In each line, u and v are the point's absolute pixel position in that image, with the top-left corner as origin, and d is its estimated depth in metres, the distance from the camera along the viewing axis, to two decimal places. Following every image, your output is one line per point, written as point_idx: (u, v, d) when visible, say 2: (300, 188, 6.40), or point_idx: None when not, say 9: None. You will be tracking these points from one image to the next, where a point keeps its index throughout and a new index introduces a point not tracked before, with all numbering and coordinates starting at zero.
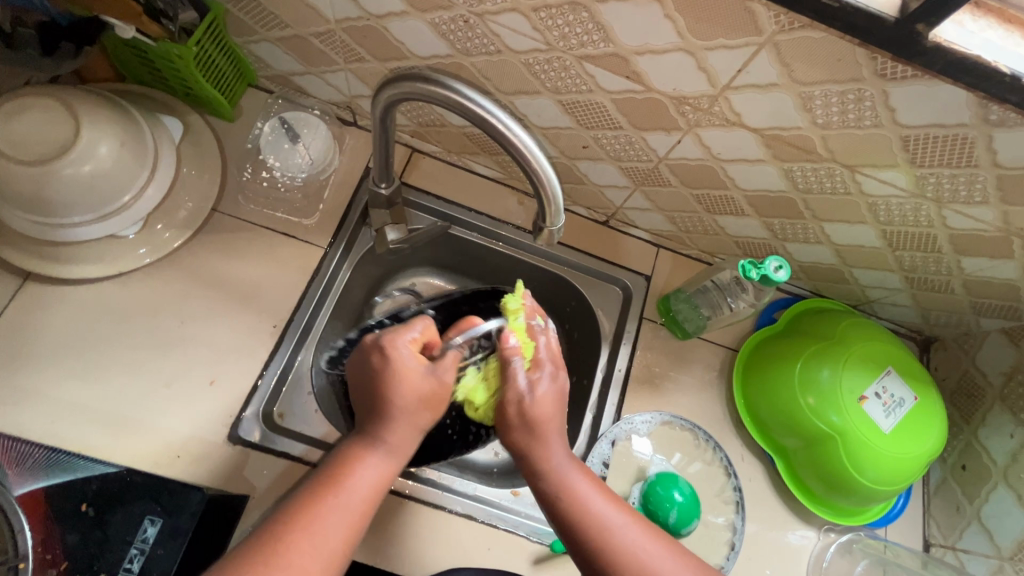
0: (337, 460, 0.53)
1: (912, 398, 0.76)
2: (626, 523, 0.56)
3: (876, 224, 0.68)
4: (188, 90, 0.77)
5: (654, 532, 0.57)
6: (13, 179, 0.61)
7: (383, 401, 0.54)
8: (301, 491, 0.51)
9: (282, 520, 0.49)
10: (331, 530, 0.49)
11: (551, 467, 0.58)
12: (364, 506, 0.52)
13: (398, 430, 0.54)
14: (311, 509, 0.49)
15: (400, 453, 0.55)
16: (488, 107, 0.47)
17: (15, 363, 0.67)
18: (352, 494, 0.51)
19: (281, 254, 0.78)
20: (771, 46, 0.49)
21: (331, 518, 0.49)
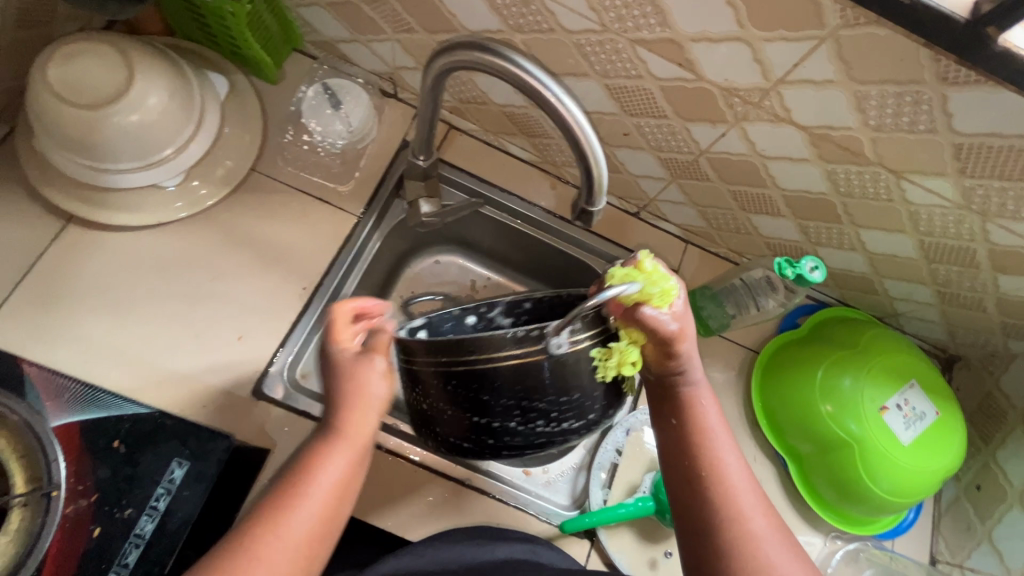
0: (302, 456, 0.51)
1: (934, 413, 0.76)
2: (744, 484, 0.54)
3: (914, 234, 0.67)
4: (236, 49, 0.78)
5: (754, 484, 0.55)
6: (64, 120, 0.62)
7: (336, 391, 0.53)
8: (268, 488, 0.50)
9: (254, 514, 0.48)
10: (298, 524, 0.48)
11: (698, 413, 0.57)
12: (332, 500, 0.50)
13: (353, 419, 0.52)
14: (275, 509, 0.48)
15: (362, 445, 0.53)
16: (545, 81, 0.47)
17: (54, 302, 0.69)
18: (315, 491, 0.49)
19: (315, 218, 0.79)
20: (832, 41, 0.48)
21: (297, 515, 0.48)
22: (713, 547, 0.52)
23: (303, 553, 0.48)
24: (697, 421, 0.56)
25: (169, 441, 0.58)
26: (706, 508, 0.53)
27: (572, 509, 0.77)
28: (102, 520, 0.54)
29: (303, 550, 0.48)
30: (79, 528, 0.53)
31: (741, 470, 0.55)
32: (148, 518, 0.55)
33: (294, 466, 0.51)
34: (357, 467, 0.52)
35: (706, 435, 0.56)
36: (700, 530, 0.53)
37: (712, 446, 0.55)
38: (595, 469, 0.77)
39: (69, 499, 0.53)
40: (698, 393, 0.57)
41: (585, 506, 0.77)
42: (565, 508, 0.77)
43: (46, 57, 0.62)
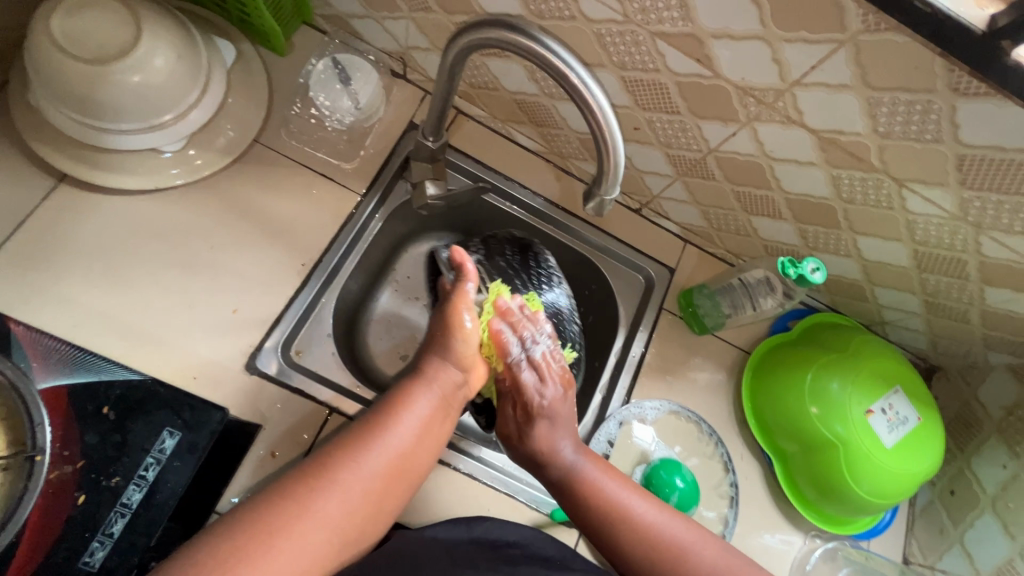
0: (388, 401, 0.56)
1: (916, 418, 0.78)
2: (607, 482, 0.62)
3: (909, 243, 0.69)
4: (244, 16, 0.76)
5: (618, 481, 0.62)
6: (66, 75, 0.60)
7: (424, 341, 0.64)
8: (350, 428, 0.53)
9: (334, 446, 0.51)
10: (380, 460, 0.51)
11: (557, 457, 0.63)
12: (415, 440, 0.54)
13: (432, 366, 0.60)
14: (356, 440, 0.51)
15: (440, 390, 0.59)
16: (571, 63, 0.47)
17: (42, 262, 0.67)
18: (400, 428, 0.54)
19: (317, 194, 0.78)
20: (851, 45, 0.49)
21: (379, 450, 0.51)
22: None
23: (376, 487, 0.50)
24: (596, 492, 0.61)
25: (155, 412, 0.56)
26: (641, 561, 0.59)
27: None
28: (88, 488, 0.52)
29: (378, 485, 0.50)
30: (62, 495, 0.51)
31: (651, 508, 0.61)
32: (136, 488, 0.53)
33: (381, 409, 0.55)
34: (435, 413, 0.57)
35: (606, 500, 0.61)
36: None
37: (620, 504, 0.60)
38: None
39: (53, 465, 0.51)
40: (549, 444, 0.64)
41: None
42: None
43: (49, 7, 0.60)
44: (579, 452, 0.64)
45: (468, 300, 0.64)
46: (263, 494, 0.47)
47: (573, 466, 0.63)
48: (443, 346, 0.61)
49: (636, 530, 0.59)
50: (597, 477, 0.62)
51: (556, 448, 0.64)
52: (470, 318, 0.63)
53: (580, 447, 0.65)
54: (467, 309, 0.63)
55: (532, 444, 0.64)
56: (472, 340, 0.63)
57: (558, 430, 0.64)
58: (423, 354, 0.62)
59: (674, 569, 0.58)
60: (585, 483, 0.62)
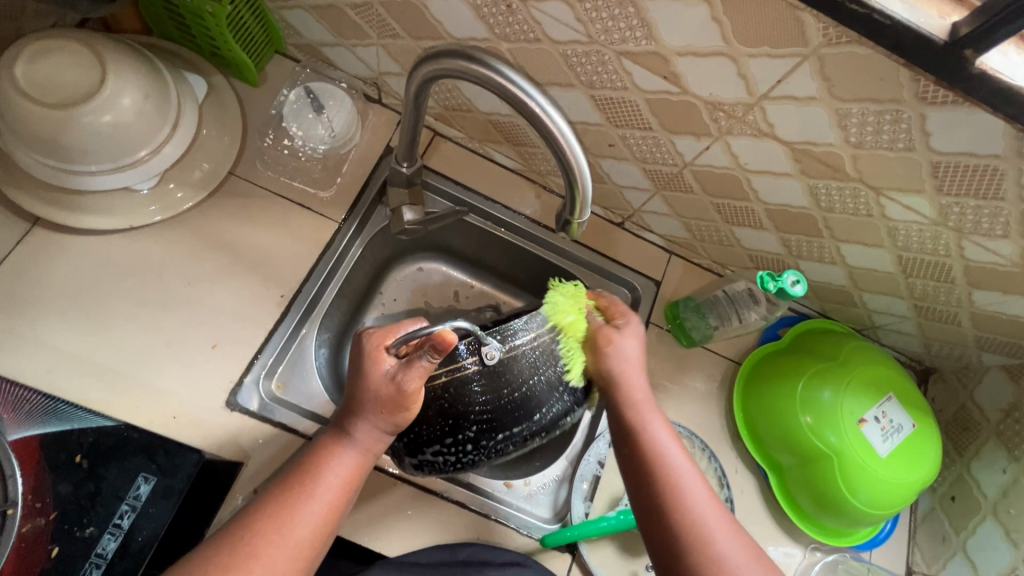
0: (305, 461, 0.57)
1: (910, 425, 0.76)
2: (685, 471, 0.58)
3: (892, 249, 0.68)
4: (214, 49, 0.76)
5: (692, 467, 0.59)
6: (33, 121, 0.60)
7: (355, 402, 0.57)
8: (274, 489, 0.55)
9: (256, 518, 0.52)
10: (302, 524, 0.53)
11: (649, 437, 0.60)
12: (338, 494, 0.56)
13: (362, 429, 0.57)
14: (279, 506, 0.53)
15: (367, 447, 0.58)
16: (530, 91, 0.47)
17: (16, 307, 0.66)
18: (317, 498, 0.54)
19: (294, 223, 0.78)
20: (815, 59, 0.48)
21: (299, 517, 0.53)
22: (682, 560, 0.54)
23: (298, 555, 0.52)
24: (661, 459, 0.59)
25: (129, 458, 0.55)
26: (664, 537, 0.56)
27: (555, 522, 0.77)
28: (62, 539, 0.51)
29: (300, 554, 0.52)
30: (37, 548, 0.50)
31: (707, 496, 0.57)
32: (111, 537, 0.52)
33: (303, 467, 0.56)
34: (360, 472, 0.57)
35: (671, 474, 0.58)
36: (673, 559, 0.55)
37: (680, 489, 0.57)
38: (577, 482, 0.77)
39: (25, 517, 0.51)
40: (646, 416, 0.62)
41: (567, 519, 0.76)
42: (547, 521, 0.76)
43: (13, 54, 0.60)
44: (657, 415, 0.63)
45: (422, 373, 0.56)
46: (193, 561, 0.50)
47: (645, 426, 0.61)
48: (376, 413, 0.57)
49: (681, 494, 0.56)
50: (663, 440, 0.60)
51: (648, 423, 0.61)
52: (413, 381, 0.56)
53: (656, 411, 0.63)
54: (415, 379, 0.56)
55: (620, 379, 0.63)
56: (413, 411, 0.57)
57: (643, 386, 0.64)
58: (350, 411, 0.57)
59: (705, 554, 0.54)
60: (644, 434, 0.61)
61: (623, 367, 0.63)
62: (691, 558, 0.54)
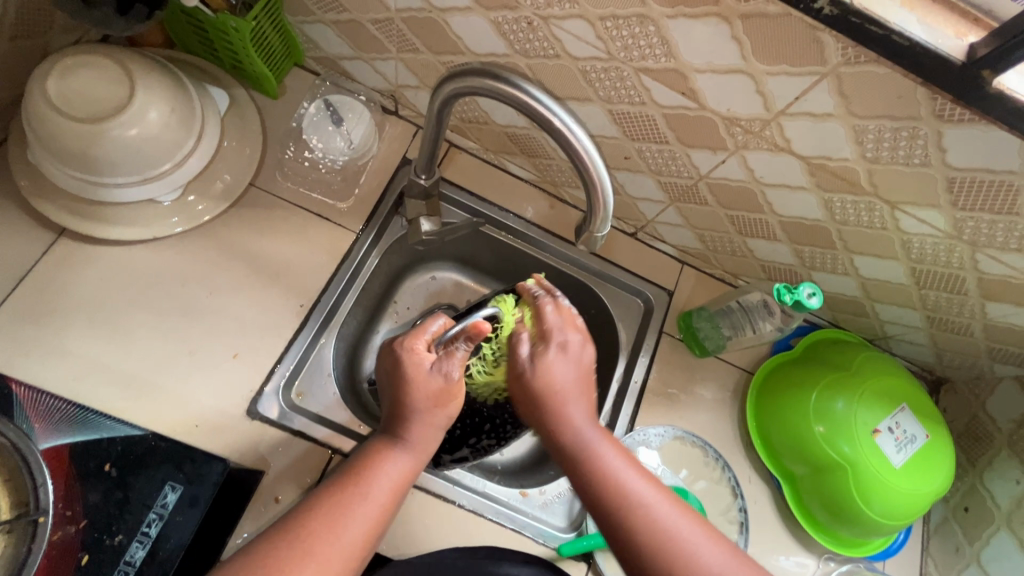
0: (359, 460, 0.58)
1: (923, 436, 0.77)
2: (641, 487, 0.56)
3: (906, 261, 0.69)
4: (236, 63, 0.78)
5: (652, 477, 0.58)
6: (63, 134, 0.61)
7: (403, 405, 0.59)
8: (331, 486, 0.55)
9: (312, 516, 0.52)
10: (357, 524, 0.53)
11: (581, 440, 0.59)
12: (393, 493, 0.56)
13: (417, 429, 0.58)
14: (337, 504, 0.53)
15: (421, 448, 0.59)
16: (554, 108, 0.48)
17: (42, 317, 0.67)
18: (373, 498, 0.55)
19: (313, 234, 0.79)
20: (833, 77, 0.49)
21: (355, 517, 0.53)
22: (648, 562, 0.53)
23: (353, 555, 0.52)
24: (608, 471, 0.57)
25: (156, 467, 0.56)
26: (623, 543, 0.54)
27: (570, 531, 0.77)
28: (91, 547, 0.52)
29: (355, 553, 0.52)
30: (66, 556, 0.51)
31: (663, 498, 0.56)
32: (139, 545, 0.53)
33: (358, 466, 0.57)
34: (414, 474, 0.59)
35: (621, 485, 0.56)
36: (637, 563, 0.54)
37: (626, 493, 0.55)
38: None
39: (56, 524, 0.51)
40: (581, 430, 0.59)
41: (582, 528, 0.77)
42: (562, 530, 0.77)
43: (45, 70, 0.62)
44: (597, 432, 0.59)
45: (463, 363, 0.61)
46: (247, 556, 0.49)
47: (593, 447, 0.58)
48: (427, 410, 0.59)
49: (635, 498, 0.55)
50: (608, 449, 0.58)
51: (568, 410, 0.60)
52: (456, 370, 0.60)
53: (596, 423, 0.60)
54: (459, 368, 0.61)
55: (556, 402, 0.60)
56: (459, 402, 0.61)
57: (575, 388, 0.61)
58: (401, 414, 0.59)
59: (672, 559, 0.53)
60: (592, 441, 0.58)
61: (552, 382, 0.61)
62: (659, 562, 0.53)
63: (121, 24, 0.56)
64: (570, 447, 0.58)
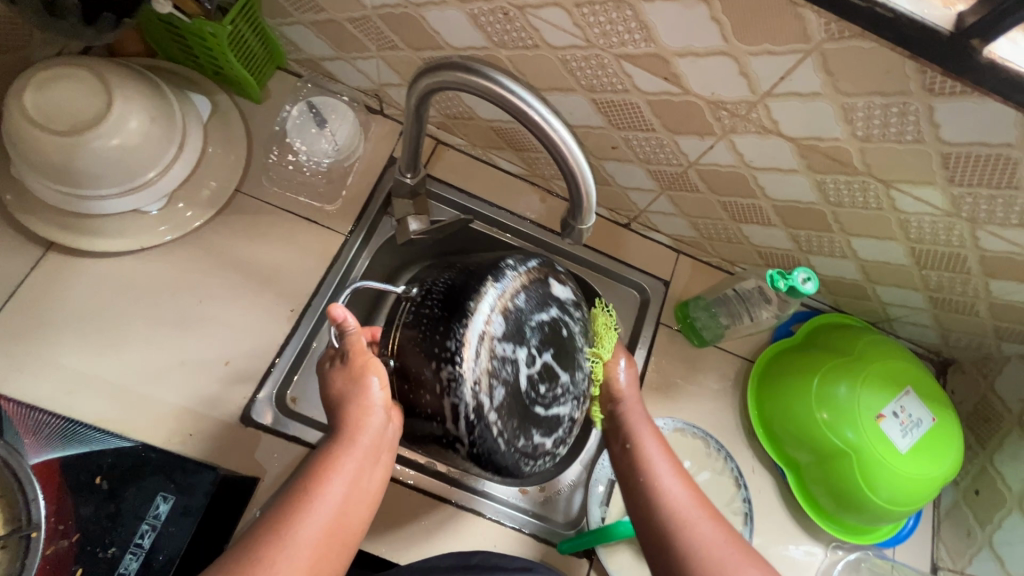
0: (312, 464, 0.54)
1: (929, 420, 0.75)
2: (682, 492, 0.61)
3: (905, 242, 0.67)
4: (217, 68, 0.77)
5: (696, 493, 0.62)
6: (42, 148, 0.61)
7: (335, 398, 0.58)
8: (280, 496, 0.52)
9: (260, 529, 0.49)
10: (310, 527, 0.50)
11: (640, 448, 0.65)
12: (345, 497, 0.53)
13: (354, 417, 0.56)
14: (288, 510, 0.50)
15: (371, 443, 0.56)
16: (529, 99, 0.47)
17: (33, 332, 0.67)
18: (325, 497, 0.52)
19: (301, 237, 0.78)
20: (817, 55, 0.48)
21: (306, 521, 0.50)
22: (668, 543, 0.59)
23: (310, 557, 0.49)
24: (649, 468, 0.63)
25: (147, 478, 0.55)
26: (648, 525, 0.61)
27: (570, 529, 0.77)
28: (84, 561, 0.52)
29: (312, 553, 0.49)
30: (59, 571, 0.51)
31: (686, 491, 0.62)
32: (133, 557, 0.53)
33: (308, 472, 0.53)
34: (368, 468, 0.56)
35: (660, 483, 0.62)
36: (658, 541, 0.59)
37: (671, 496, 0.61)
38: (592, 486, 0.78)
39: (49, 539, 0.51)
40: (642, 435, 0.66)
41: (582, 525, 0.77)
42: (562, 527, 0.76)
43: (22, 84, 0.61)
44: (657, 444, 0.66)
45: (361, 345, 0.58)
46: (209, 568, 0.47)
47: (641, 445, 0.65)
48: (358, 397, 0.57)
49: (665, 490, 0.61)
50: (651, 449, 0.65)
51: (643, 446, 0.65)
52: (374, 375, 0.57)
53: (652, 432, 0.67)
54: (376, 369, 0.57)
55: (626, 413, 0.67)
56: (379, 380, 0.57)
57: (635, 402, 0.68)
58: (337, 406, 0.57)
59: (692, 543, 0.58)
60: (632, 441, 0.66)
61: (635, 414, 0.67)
62: (677, 545, 0.58)
63: (90, 34, 0.52)
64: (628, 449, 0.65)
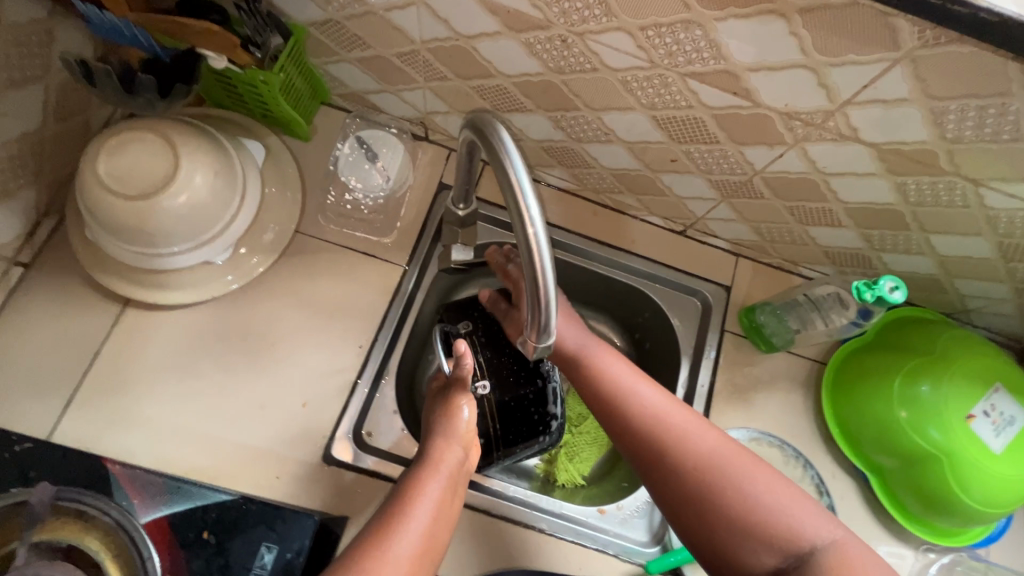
0: (399, 490, 0.59)
1: (1022, 417, 0.72)
2: (709, 445, 0.59)
3: (992, 236, 0.64)
4: (266, 111, 0.78)
5: (723, 444, 0.59)
6: (119, 214, 0.62)
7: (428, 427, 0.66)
8: (373, 520, 0.56)
9: (356, 548, 0.52)
10: (405, 535, 0.54)
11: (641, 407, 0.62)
12: (432, 512, 0.57)
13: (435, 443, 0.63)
14: (382, 528, 0.54)
15: (448, 467, 0.61)
16: (513, 154, 0.45)
17: (121, 388, 0.70)
18: (417, 518, 0.55)
19: (362, 273, 0.79)
20: (907, 62, 0.46)
21: (399, 537, 0.53)
22: (704, 498, 0.56)
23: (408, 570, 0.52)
24: (664, 427, 0.60)
25: (250, 530, 0.57)
26: (676, 488, 0.58)
27: (654, 545, 0.76)
28: None
29: (408, 567, 0.52)
30: None
31: (728, 451, 0.58)
32: None
33: (396, 496, 0.58)
34: (448, 489, 0.59)
35: (690, 449, 0.58)
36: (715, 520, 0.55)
37: (703, 458, 0.58)
38: None
39: None
40: (634, 393, 0.63)
41: (666, 542, 0.76)
42: (645, 544, 0.76)
43: (93, 152, 0.63)
44: (656, 396, 0.63)
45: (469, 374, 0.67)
46: None
47: (637, 402, 0.62)
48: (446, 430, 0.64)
49: (689, 446, 0.59)
50: (657, 401, 0.62)
51: (637, 400, 0.63)
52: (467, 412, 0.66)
53: (640, 380, 0.65)
54: (466, 404, 0.66)
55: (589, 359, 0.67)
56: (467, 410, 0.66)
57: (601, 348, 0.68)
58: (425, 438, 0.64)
59: (714, 481, 0.56)
60: (628, 395, 0.63)
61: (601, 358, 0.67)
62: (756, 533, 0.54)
63: (163, 104, 0.62)
64: (633, 415, 0.62)
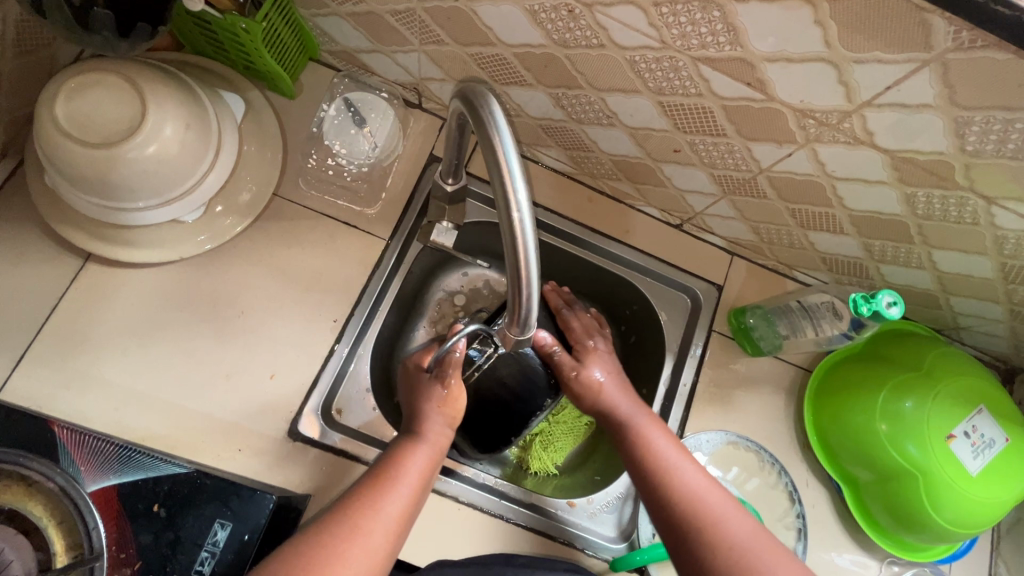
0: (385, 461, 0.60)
1: (1002, 440, 0.71)
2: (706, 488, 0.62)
3: (996, 257, 0.61)
4: (249, 64, 0.72)
5: (714, 489, 0.62)
6: (78, 162, 0.58)
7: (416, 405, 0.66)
8: (362, 482, 0.58)
9: (339, 514, 0.55)
10: (391, 503, 0.57)
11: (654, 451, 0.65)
12: (417, 485, 0.59)
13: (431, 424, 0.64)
14: (371, 499, 0.56)
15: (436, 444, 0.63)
16: (503, 132, 0.41)
17: (78, 347, 0.66)
18: (406, 484, 0.58)
19: (342, 243, 0.75)
20: (937, 65, 0.42)
21: (389, 499, 0.57)
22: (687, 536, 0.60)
23: (391, 532, 0.56)
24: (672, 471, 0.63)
25: (203, 507, 0.54)
26: (667, 521, 0.61)
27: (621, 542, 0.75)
28: None
29: (394, 529, 0.56)
30: None
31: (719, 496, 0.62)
32: None
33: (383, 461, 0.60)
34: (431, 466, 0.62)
35: (688, 491, 0.62)
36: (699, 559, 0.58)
37: (699, 497, 0.61)
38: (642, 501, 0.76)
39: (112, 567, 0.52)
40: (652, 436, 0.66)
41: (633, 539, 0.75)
42: (612, 540, 0.75)
43: (53, 92, 0.58)
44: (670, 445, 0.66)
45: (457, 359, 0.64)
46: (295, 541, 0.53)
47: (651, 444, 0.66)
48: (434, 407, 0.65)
49: (688, 495, 0.61)
50: (666, 447, 0.65)
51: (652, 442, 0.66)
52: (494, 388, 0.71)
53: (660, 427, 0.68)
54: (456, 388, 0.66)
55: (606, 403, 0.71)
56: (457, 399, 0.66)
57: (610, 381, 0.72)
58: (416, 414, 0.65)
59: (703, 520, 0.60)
60: (647, 439, 0.66)
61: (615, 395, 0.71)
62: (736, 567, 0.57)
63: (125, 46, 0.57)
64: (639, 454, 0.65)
